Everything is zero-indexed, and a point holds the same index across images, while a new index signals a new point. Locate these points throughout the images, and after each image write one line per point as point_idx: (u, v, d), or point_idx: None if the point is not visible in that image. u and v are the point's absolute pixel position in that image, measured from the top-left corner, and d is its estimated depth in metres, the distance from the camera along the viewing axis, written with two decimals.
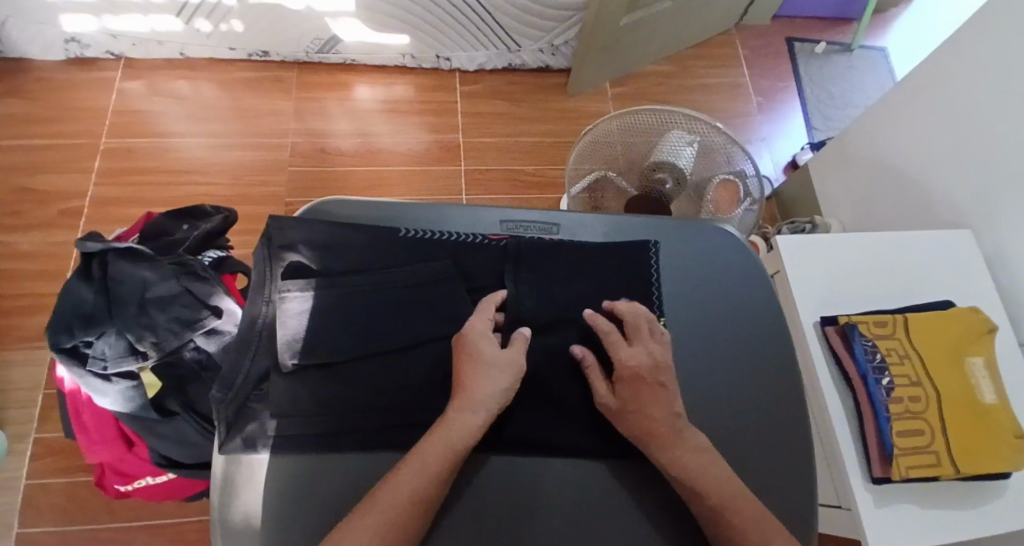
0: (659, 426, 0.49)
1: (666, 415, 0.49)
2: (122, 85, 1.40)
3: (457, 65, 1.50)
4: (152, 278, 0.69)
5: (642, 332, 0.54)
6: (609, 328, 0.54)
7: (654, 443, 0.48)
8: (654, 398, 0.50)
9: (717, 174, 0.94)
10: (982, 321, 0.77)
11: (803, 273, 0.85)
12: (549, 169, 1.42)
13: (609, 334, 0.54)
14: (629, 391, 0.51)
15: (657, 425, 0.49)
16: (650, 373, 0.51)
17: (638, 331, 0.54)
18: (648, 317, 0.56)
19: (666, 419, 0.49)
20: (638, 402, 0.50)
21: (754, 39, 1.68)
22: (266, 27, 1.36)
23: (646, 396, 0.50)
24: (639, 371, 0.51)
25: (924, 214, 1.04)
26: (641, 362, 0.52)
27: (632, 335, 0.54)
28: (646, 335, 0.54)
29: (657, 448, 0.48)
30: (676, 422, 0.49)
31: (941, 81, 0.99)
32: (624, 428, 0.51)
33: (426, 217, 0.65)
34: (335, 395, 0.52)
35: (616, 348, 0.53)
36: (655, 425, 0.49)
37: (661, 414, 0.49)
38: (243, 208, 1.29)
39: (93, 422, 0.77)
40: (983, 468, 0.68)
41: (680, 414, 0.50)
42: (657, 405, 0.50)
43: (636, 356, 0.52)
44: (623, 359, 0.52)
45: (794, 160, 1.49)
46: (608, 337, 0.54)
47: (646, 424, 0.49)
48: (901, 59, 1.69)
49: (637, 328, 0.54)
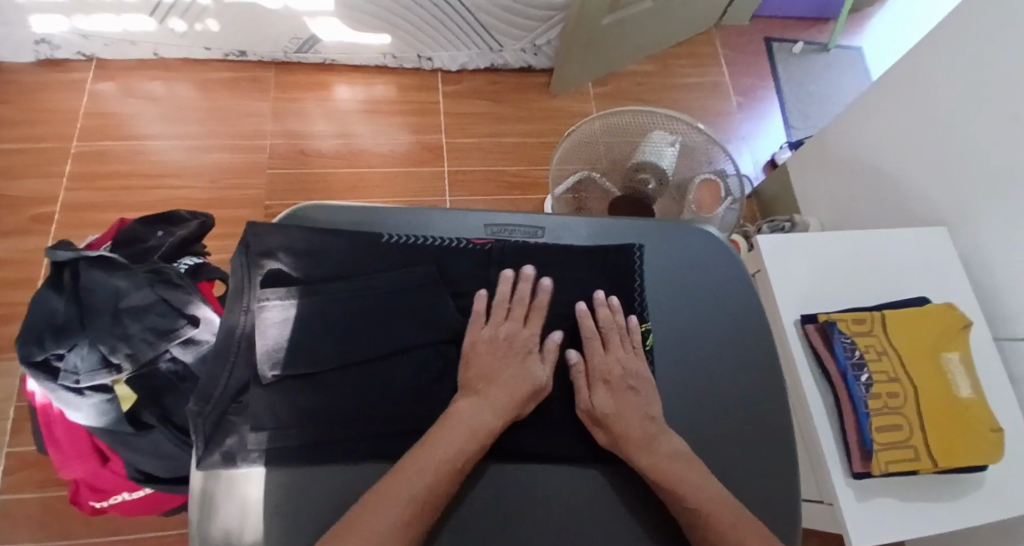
0: (633, 430, 0.51)
1: (640, 419, 0.52)
2: (95, 87, 1.37)
3: (439, 66, 1.48)
4: (125, 286, 0.67)
5: (616, 340, 0.57)
6: (592, 331, 0.57)
7: (629, 446, 0.50)
8: (627, 402, 0.53)
9: (699, 174, 0.94)
10: (958, 317, 0.79)
11: (785, 273, 0.85)
12: (533, 170, 1.42)
13: (590, 337, 0.56)
14: (605, 395, 0.53)
15: (632, 428, 0.51)
16: (620, 379, 0.55)
17: (612, 338, 0.57)
18: (620, 326, 0.58)
19: (639, 423, 0.52)
20: (615, 406, 0.52)
21: (734, 38, 1.69)
22: (243, 26, 1.34)
23: (620, 400, 0.53)
24: (611, 376, 0.55)
25: (900, 212, 1.05)
26: (613, 369, 0.55)
27: (607, 341, 0.57)
28: (619, 343, 0.57)
29: (632, 450, 0.50)
30: (650, 426, 0.52)
31: (916, 81, 1.00)
32: (602, 434, 0.52)
33: (408, 222, 0.65)
34: (317, 405, 0.51)
35: (591, 352, 0.56)
36: (630, 428, 0.51)
37: (635, 418, 0.52)
38: (221, 212, 1.27)
39: (66, 437, 0.75)
40: (960, 462, 0.69)
41: (653, 419, 0.52)
42: (631, 408, 0.53)
43: (609, 362, 0.55)
44: (597, 363, 0.55)
45: (773, 159, 1.50)
46: (588, 340, 0.56)
47: (625, 428, 0.51)
48: (876, 58, 1.72)
49: (612, 335, 0.57)
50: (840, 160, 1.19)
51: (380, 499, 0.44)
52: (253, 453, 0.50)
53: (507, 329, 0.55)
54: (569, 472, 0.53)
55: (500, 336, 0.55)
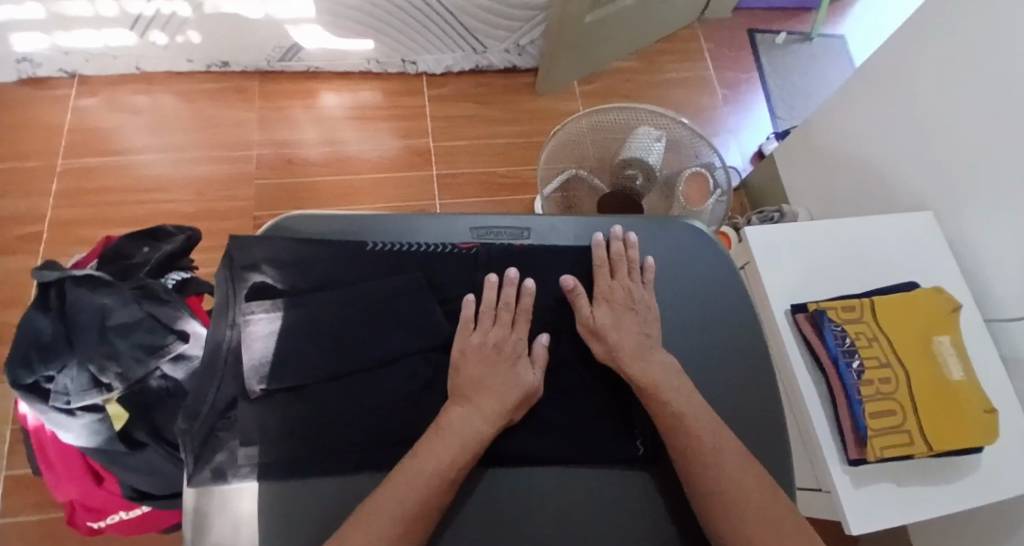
0: (627, 342, 0.55)
1: (637, 335, 0.56)
2: (78, 103, 1.36)
3: (424, 69, 1.48)
4: (112, 304, 0.67)
5: (622, 269, 0.61)
6: (602, 260, 0.62)
7: (623, 358, 0.54)
8: (625, 321, 0.57)
9: (687, 168, 0.94)
10: (947, 300, 0.79)
11: (775, 265, 0.85)
12: (521, 170, 1.42)
13: (600, 264, 0.61)
14: (606, 311, 0.57)
15: (628, 340, 0.55)
16: (623, 300, 0.58)
17: (620, 268, 0.61)
18: (631, 259, 0.62)
19: (635, 337, 0.56)
20: (613, 320, 0.56)
21: (717, 32, 1.69)
22: (224, 36, 1.33)
23: (619, 317, 0.57)
24: (614, 297, 0.59)
25: (888, 198, 1.06)
26: (617, 292, 0.59)
27: (615, 270, 0.61)
28: (625, 272, 0.61)
29: (626, 360, 0.54)
30: (644, 341, 0.56)
31: (898, 67, 1.01)
32: (598, 346, 0.56)
33: (394, 228, 0.64)
34: (307, 418, 0.51)
35: (599, 276, 0.60)
36: (625, 340, 0.55)
37: (631, 332, 0.56)
38: (209, 224, 1.26)
39: (58, 458, 0.75)
40: (955, 444, 0.69)
41: (648, 336, 0.57)
42: (630, 324, 0.57)
43: (614, 286, 0.59)
44: (602, 285, 0.59)
45: (760, 150, 1.51)
46: (597, 266, 0.61)
47: (619, 339, 0.55)
48: (859, 46, 1.73)
49: (619, 265, 0.61)
50: (826, 149, 1.19)
51: (372, 510, 0.44)
52: (243, 468, 0.50)
53: (496, 335, 0.55)
54: (563, 471, 0.53)
55: (488, 342, 0.54)
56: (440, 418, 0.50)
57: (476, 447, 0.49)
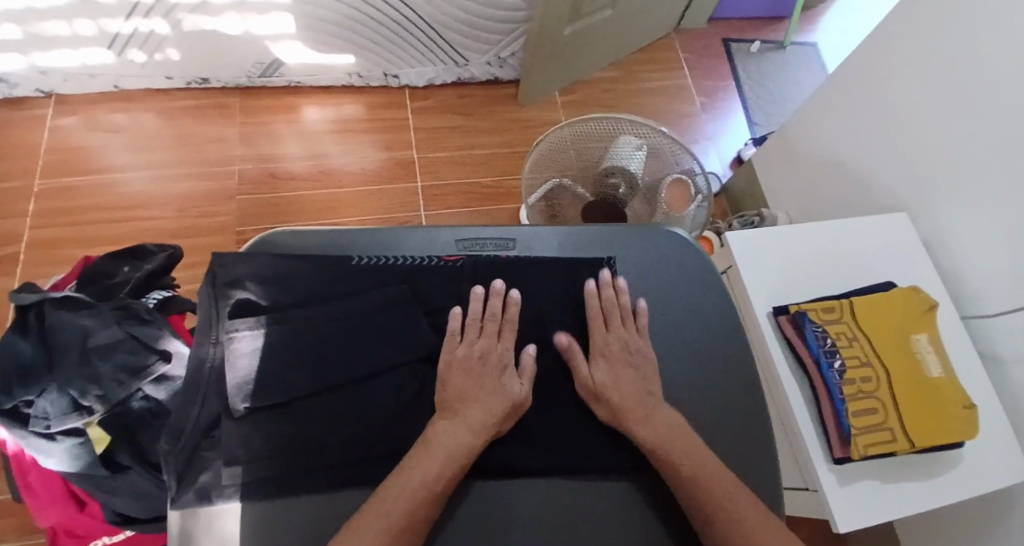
0: (629, 402, 0.54)
1: (637, 392, 0.55)
2: (56, 122, 1.34)
3: (406, 82, 1.49)
4: (92, 325, 0.66)
5: (616, 319, 0.60)
6: (595, 311, 0.60)
7: (628, 419, 0.53)
8: (625, 377, 0.56)
9: (667, 175, 0.95)
10: (923, 299, 0.82)
11: (756, 269, 0.87)
12: (505, 180, 1.43)
13: (594, 317, 0.60)
14: (605, 370, 0.56)
15: (629, 401, 0.54)
16: (620, 355, 0.57)
17: (613, 318, 0.60)
18: (623, 306, 0.61)
19: (636, 395, 0.55)
20: (613, 380, 0.55)
21: (694, 41, 1.73)
22: (204, 53, 1.33)
23: (618, 375, 0.56)
24: (611, 353, 0.57)
25: (864, 200, 1.08)
26: (614, 346, 0.58)
27: (609, 321, 0.59)
28: (620, 322, 0.60)
29: (630, 422, 0.53)
30: (645, 399, 0.55)
31: (869, 73, 1.04)
32: (601, 408, 0.55)
33: (378, 241, 0.64)
34: (292, 435, 0.50)
35: (594, 330, 0.59)
36: (627, 400, 0.54)
37: (632, 390, 0.55)
38: (192, 241, 1.25)
39: (39, 483, 0.72)
40: (936, 440, 0.71)
41: (650, 392, 0.56)
42: (629, 381, 0.56)
43: (610, 340, 0.58)
44: (598, 340, 0.58)
45: (739, 156, 1.53)
46: (592, 319, 0.60)
47: (622, 400, 0.54)
48: (830, 53, 1.77)
49: (613, 315, 0.60)
50: (803, 153, 1.22)
51: (361, 526, 0.44)
52: (228, 488, 0.49)
53: (481, 346, 0.55)
54: (552, 482, 0.53)
55: (474, 354, 0.54)
56: (428, 432, 0.50)
57: (465, 459, 0.49)
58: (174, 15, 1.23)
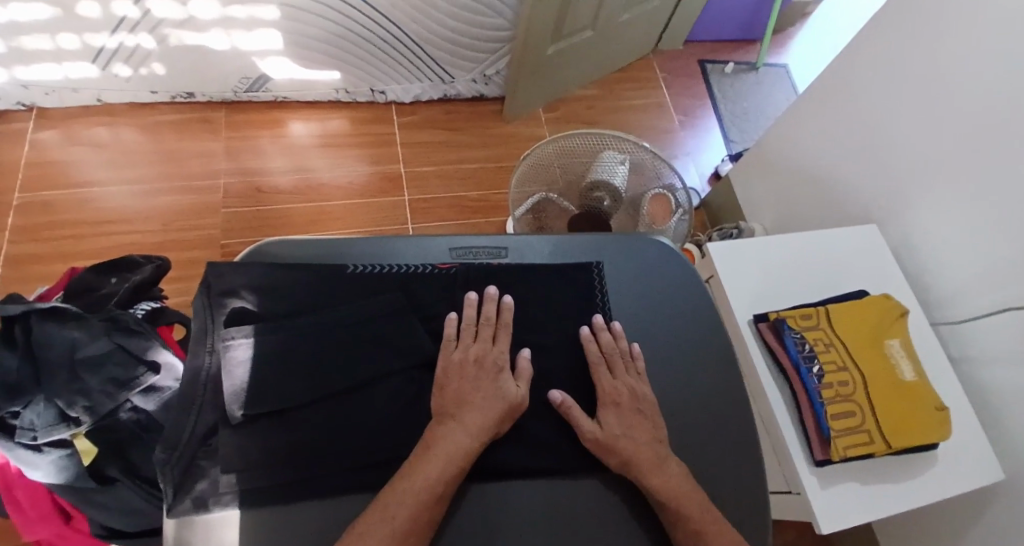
0: (642, 451, 0.53)
1: (646, 440, 0.54)
2: (35, 136, 1.33)
3: (392, 98, 1.51)
4: (80, 337, 0.65)
5: (619, 364, 0.59)
6: (597, 356, 0.59)
7: (641, 469, 0.52)
8: (635, 424, 0.55)
9: (648, 190, 0.99)
10: (895, 305, 0.86)
11: (737, 276, 0.90)
12: (491, 194, 1.45)
13: (596, 363, 0.59)
14: (615, 419, 0.55)
15: (640, 449, 0.53)
16: (629, 402, 0.56)
17: (616, 363, 0.59)
18: (623, 351, 0.60)
19: (648, 444, 0.54)
20: (624, 429, 0.54)
21: (671, 61, 1.79)
22: (189, 68, 1.33)
23: (629, 424, 0.55)
24: (620, 400, 0.56)
25: (836, 212, 1.13)
26: (622, 393, 0.57)
27: (613, 366, 0.59)
28: (623, 367, 0.59)
29: (644, 470, 0.52)
30: (654, 447, 0.54)
31: (838, 93, 1.09)
32: (612, 460, 0.53)
33: (374, 250, 0.66)
34: (290, 443, 0.51)
35: (599, 377, 0.58)
36: (638, 449, 0.53)
37: (644, 440, 0.54)
38: (176, 254, 1.24)
39: (26, 498, 0.70)
40: (913, 442, 0.74)
41: (660, 440, 0.55)
42: (641, 430, 0.55)
43: (618, 386, 0.57)
44: (606, 387, 0.57)
45: (717, 171, 1.59)
46: (595, 366, 0.58)
47: (634, 448, 0.53)
48: (801, 75, 1.85)
49: (615, 360, 0.59)
50: (778, 167, 1.27)
51: (366, 527, 0.45)
52: (226, 496, 0.49)
53: (476, 350, 0.56)
54: (549, 484, 0.54)
55: (470, 357, 0.55)
56: (427, 437, 0.50)
57: (463, 462, 0.49)
58: (160, 30, 1.23)
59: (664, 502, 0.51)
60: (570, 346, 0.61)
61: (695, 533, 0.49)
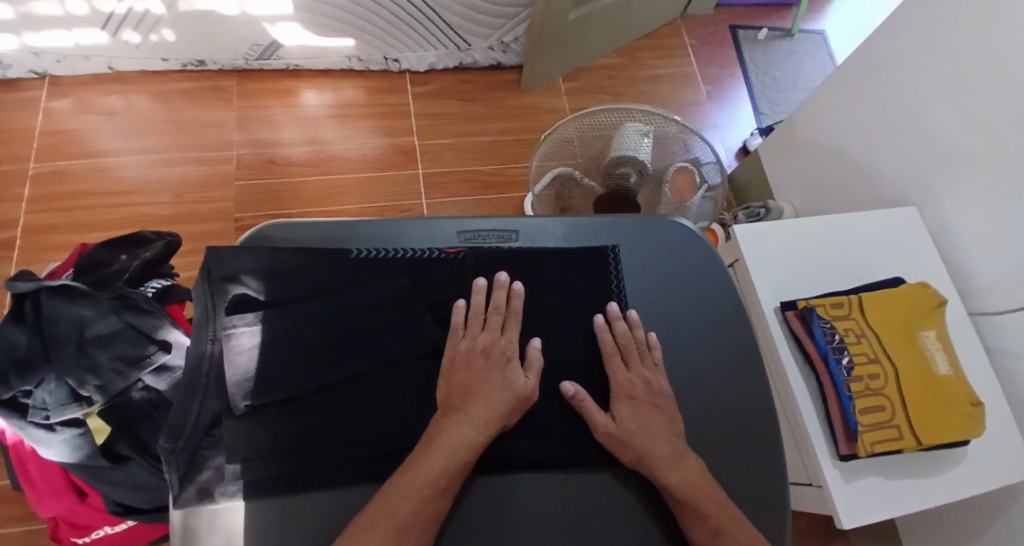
0: (659, 447, 0.50)
1: (664, 435, 0.51)
2: (48, 105, 1.31)
3: (406, 66, 1.46)
4: (89, 315, 0.64)
5: (634, 355, 0.56)
6: (611, 347, 0.56)
7: (657, 465, 0.49)
8: (652, 419, 0.52)
9: (675, 163, 0.93)
10: (933, 295, 0.81)
11: (762, 261, 0.86)
12: (508, 168, 1.41)
13: (610, 354, 0.56)
14: (630, 413, 0.52)
15: (658, 444, 0.50)
16: (645, 395, 0.54)
17: (632, 355, 0.56)
18: (638, 341, 0.57)
19: (665, 440, 0.51)
20: (639, 422, 0.52)
21: (699, 28, 1.70)
22: (199, 35, 1.29)
23: (645, 418, 0.52)
24: (635, 392, 0.54)
25: (870, 192, 1.07)
26: (638, 385, 0.54)
27: (628, 358, 0.56)
28: (639, 358, 0.56)
29: (660, 467, 0.49)
30: (672, 442, 0.51)
31: (879, 64, 1.02)
32: (626, 454, 0.51)
33: (380, 234, 0.63)
34: (298, 433, 0.49)
35: (614, 369, 0.55)
36: (655, 445, 0.50)
37: (660, 435, 0.51)
38: (189, 227, 1.23)
39: (40, 475, 0.72)
40: (944, 438, 0.70)
41: (678, 436, 0.52)
42: (658, 425, 0.52)
43: (633, 379, 0.55)
44: (620, 380, 0.54)
45: (745, 146, 1.52)
46: (609, 357, 0.56)
47: (650, 443, 0.50)
48: (838, 42, 1.75)
49: (630, 351, 0.56)
50: (809, 143, 1.20)
51: (368, 524, 0.43)
52: (231, 486, 0.48)
53: (483, 341, 0.53)
54: (559, 478, 0.52)
55: (477, 348, 0.53)
56: (432, 429, 0.48)
57: (468, 456, 0.47)
58: None
59: (681, 503, 0.48)
60: (582, 335, 0.58)
61: (711, 533, 0.47)
